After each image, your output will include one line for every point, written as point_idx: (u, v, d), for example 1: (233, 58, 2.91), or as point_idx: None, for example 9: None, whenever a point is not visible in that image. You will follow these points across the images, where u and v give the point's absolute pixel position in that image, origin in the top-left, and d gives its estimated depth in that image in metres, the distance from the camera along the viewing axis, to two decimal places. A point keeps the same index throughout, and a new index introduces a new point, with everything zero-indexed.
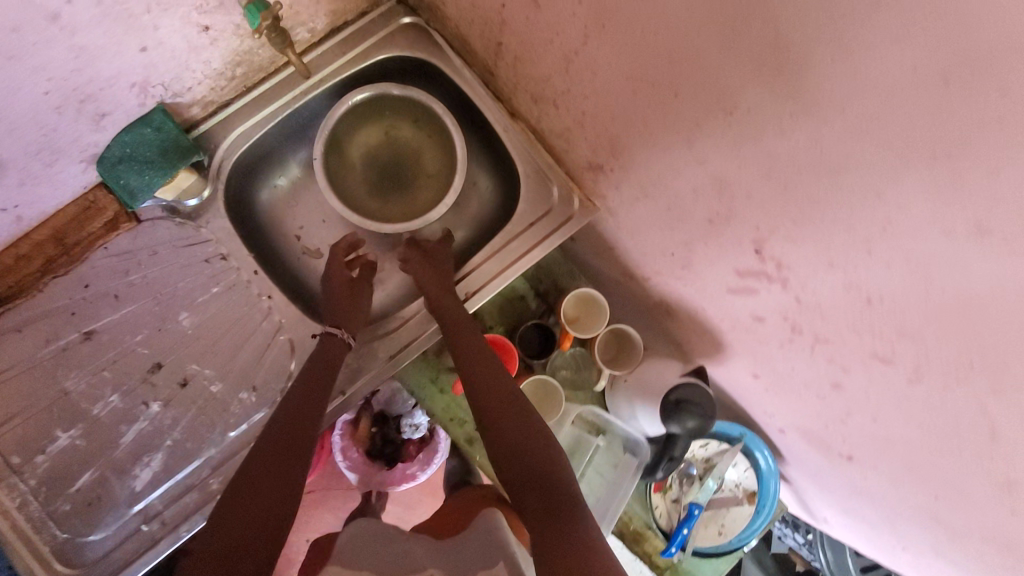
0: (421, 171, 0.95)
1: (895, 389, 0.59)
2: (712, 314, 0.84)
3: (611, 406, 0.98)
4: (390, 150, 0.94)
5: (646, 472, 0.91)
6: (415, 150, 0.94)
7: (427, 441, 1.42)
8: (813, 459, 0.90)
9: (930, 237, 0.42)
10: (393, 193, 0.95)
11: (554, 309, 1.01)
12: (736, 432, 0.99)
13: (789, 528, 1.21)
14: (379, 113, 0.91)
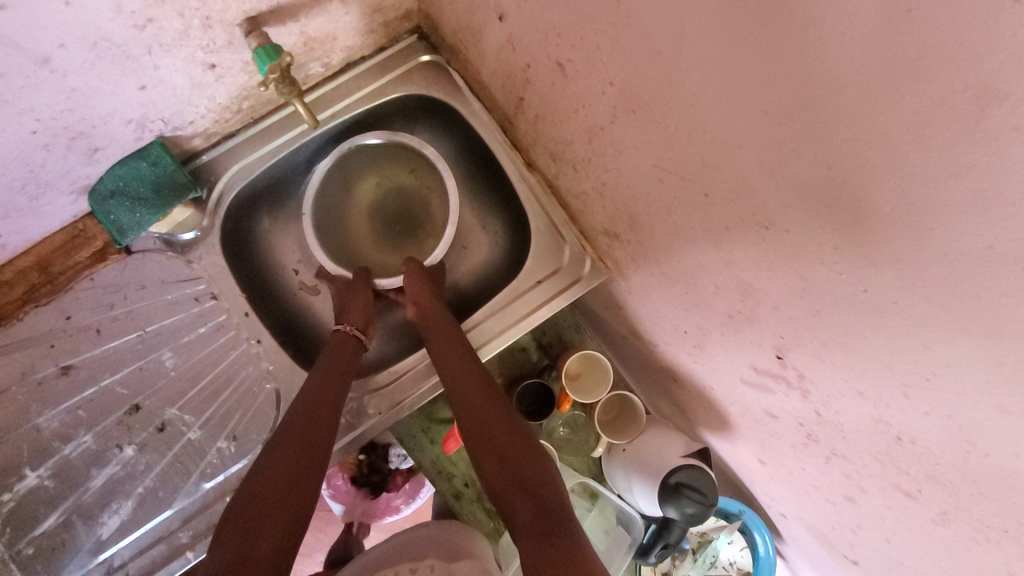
0: (430, 216, 0.91)
1: (917, 523, 0.54)
2: (721, 396, 0.79)
3: (606, 473, 0.94)
4: (393, 197, 0.90)
5: (638, 552, 0.89)
6: (423, 194, 0.90)
7: (414, 472, 1.38)
8: (815, 552, 0.85)
9: (979, 407, 0.37)
10: (398, 242, 0.90)
11: (555, 365, 0.96)
12: (735, 509, 0.94)
13: None
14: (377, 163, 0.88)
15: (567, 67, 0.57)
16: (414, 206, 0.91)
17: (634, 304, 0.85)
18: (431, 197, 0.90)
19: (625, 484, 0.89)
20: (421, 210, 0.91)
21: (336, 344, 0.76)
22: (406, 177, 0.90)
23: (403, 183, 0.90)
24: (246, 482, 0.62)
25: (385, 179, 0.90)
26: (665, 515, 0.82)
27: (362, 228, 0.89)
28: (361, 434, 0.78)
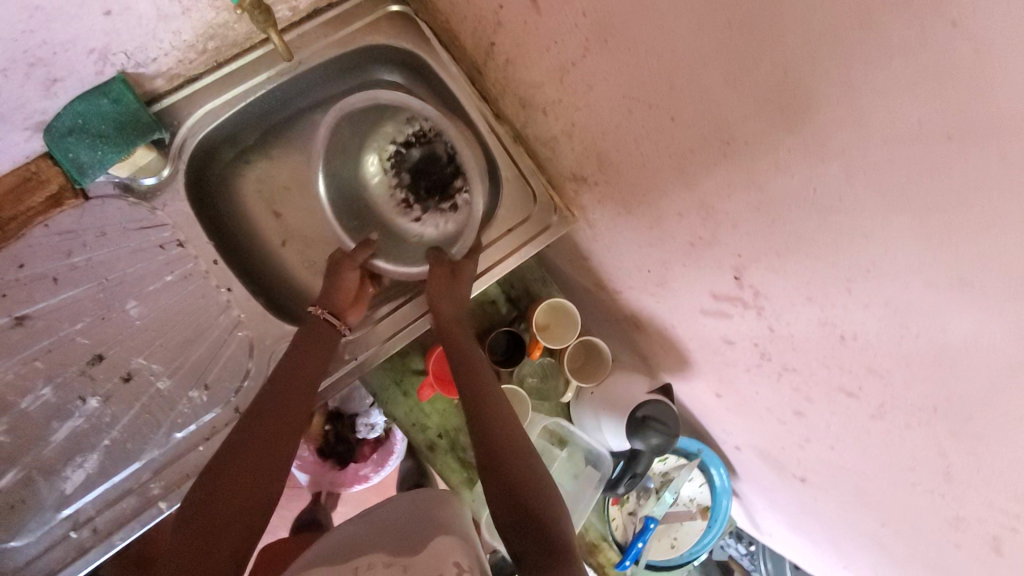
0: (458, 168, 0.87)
1: (858, 421, 0.61)
2: (681, 333, 0.83)
3: (576, 417, 0.97)
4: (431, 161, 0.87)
5: (607, 486, 0.91)
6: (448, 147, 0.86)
7: (382, 441, 1.35)
8: (767, 477, 0.92)
9: (910, 287, 0.43)
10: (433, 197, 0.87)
11: (524, 316, 0.98)
12: (694, 447, 0.98)
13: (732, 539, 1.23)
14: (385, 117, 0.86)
15: (541, 4, 0.60)
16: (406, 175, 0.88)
17: (598, 252, 0.88)
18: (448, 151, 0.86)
19: (594, 426, 0.93)
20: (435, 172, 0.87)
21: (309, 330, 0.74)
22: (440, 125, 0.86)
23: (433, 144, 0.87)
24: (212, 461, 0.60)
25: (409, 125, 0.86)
26: (631, 447, 0.86)
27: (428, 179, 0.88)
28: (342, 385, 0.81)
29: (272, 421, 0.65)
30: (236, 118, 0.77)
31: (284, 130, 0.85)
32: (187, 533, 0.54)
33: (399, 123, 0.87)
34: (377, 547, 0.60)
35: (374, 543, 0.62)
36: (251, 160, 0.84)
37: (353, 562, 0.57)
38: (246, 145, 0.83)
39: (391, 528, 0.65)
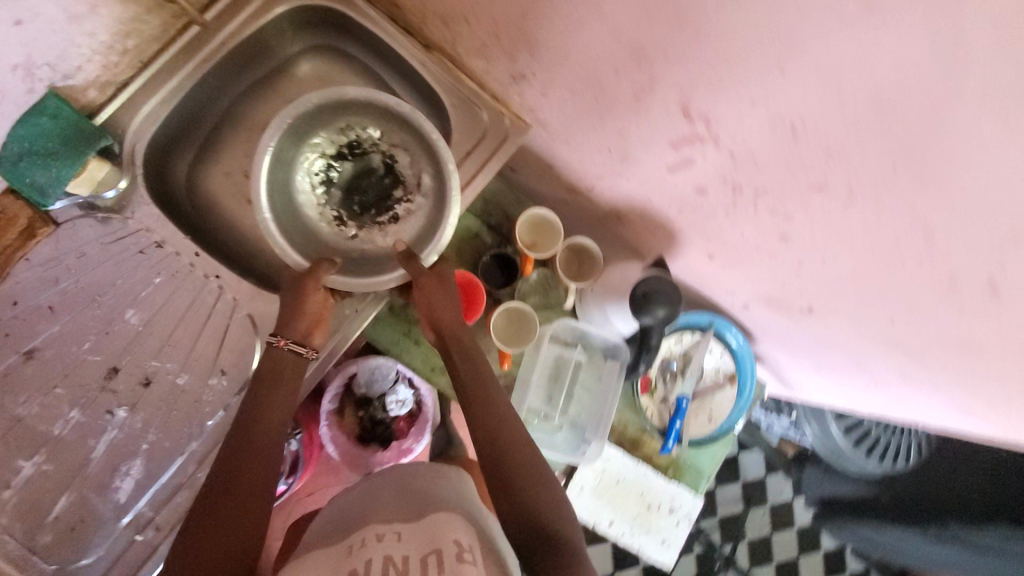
0: (390, 177, 0.91)
1: (835, 216, 0.62)
2: (659, 203, 0.85)
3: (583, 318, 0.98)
4: (362, 173, 0.91)
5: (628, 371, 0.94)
6: (377, 158, 0.90)
7: (416, 415, 1.35)
8: (780, 325, 0.94)
9: (828, 30, 0.46)
10: (364, 208, 0.91)
11: (510, 238, 0.99)
12: (705, 320, 1.02)
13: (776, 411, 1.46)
14: (325, 122, 0.87)
15: None
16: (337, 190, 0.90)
17: (560, 152, 0.89)
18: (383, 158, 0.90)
19: (601, 319, 0.94)
20: (371, 182, 0.91)
21: (273, 365, 0.71)
22: (372, 128, 0.89)
23: (366, 153, 0.90)
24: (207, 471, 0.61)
25: (349, 131, 0.89)
26: (640, 325, 0.87)
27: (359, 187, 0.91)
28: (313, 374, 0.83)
29: (254, 441, 0.64)
30: (176, 117, 0.79)
31: (230, 120, 0.87)
32: (190, 550, 0.54)
33: (331, 134, 0.89)
34: (378, 517, 0.61)
35: (372, 514, 0.62)
36: (204, 157, 0.85)
37: (350, 539, 0.57)
38: (192, 146, 0.84)
39: (387, 500, 0.65)
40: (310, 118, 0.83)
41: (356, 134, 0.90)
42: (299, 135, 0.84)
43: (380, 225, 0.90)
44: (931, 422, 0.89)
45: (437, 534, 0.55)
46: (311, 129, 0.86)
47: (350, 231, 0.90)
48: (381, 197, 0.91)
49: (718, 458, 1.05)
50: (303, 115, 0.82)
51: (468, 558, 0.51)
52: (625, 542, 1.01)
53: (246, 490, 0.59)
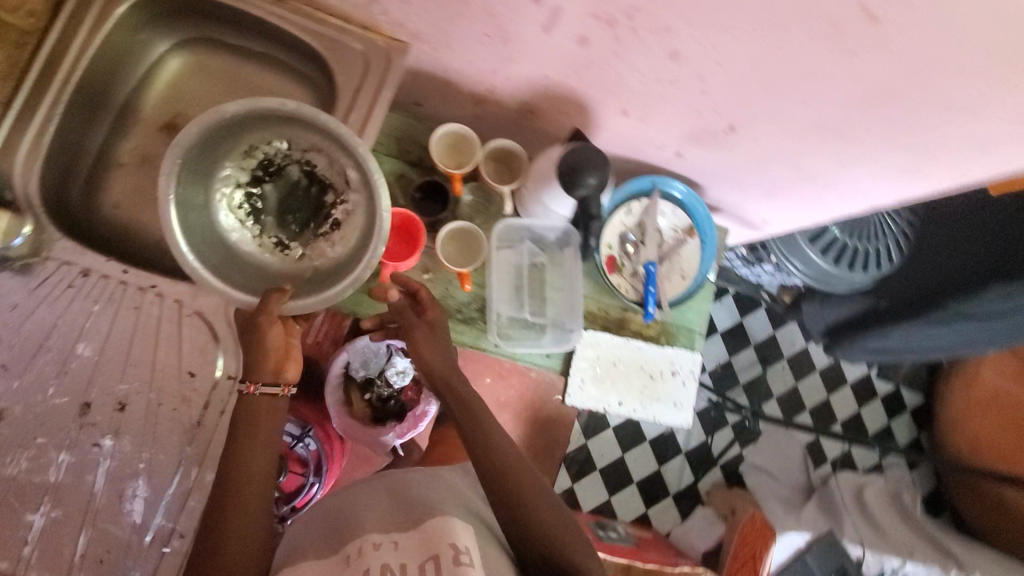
0: (314, 184, 0.90)
1: (706, 7, 0.61)
2: (555, 76, 0.84)
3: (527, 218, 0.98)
4: (286, 190, 0.91)
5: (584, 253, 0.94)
6: (293, 169, 0.90)
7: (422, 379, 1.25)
8: (715, 159, 0.94)
9: None
10: (300, 223, 0.91)
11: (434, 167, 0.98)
12: (647, 184, 1.02)
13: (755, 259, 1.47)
14: (228, 151, 0.87)
15: None
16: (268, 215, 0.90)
17: (447, 62, 0.88)
18: (299, 168, 0.90)
19: (543, 210, 0.93)
20: (297, 196, 0.91)
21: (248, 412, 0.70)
22: (276, 142, 0.89)
23: (282, 169, 0.90)
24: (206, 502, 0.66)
25: (256, 152, 0.89)
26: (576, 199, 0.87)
27: (288, 205, 0.91)
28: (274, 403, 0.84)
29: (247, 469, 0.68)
30: (64, 142, 0.81)
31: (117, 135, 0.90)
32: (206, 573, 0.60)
33: (240, 163, 0.89)
34: (377, 527, 0.67)
35: (365, 522, 0.70)
36: (105, 176, 0.89)
37: (348, 549, 0.64)
38: (84, 171, 0.87)
39: (381, 512, 0.72)
40: (210, 150, 0.84)
41: (264, 154, 0.89)
42: (206, 171, 0.84)
43: (322, 235, 0.90)
44: (884, 199, 0.90)
45: (434, 541, 0.62)
46: (219, 162, 0.86)
47: (296, 252, 0.90)
48: (313, 208, 0.90)
49: (703, 310, 1.06)
50: (202, 149, 0.82)
51: (466, 560, 0.59)
52: (641, 415, 1.02)
53: (246, 530, 0.64)
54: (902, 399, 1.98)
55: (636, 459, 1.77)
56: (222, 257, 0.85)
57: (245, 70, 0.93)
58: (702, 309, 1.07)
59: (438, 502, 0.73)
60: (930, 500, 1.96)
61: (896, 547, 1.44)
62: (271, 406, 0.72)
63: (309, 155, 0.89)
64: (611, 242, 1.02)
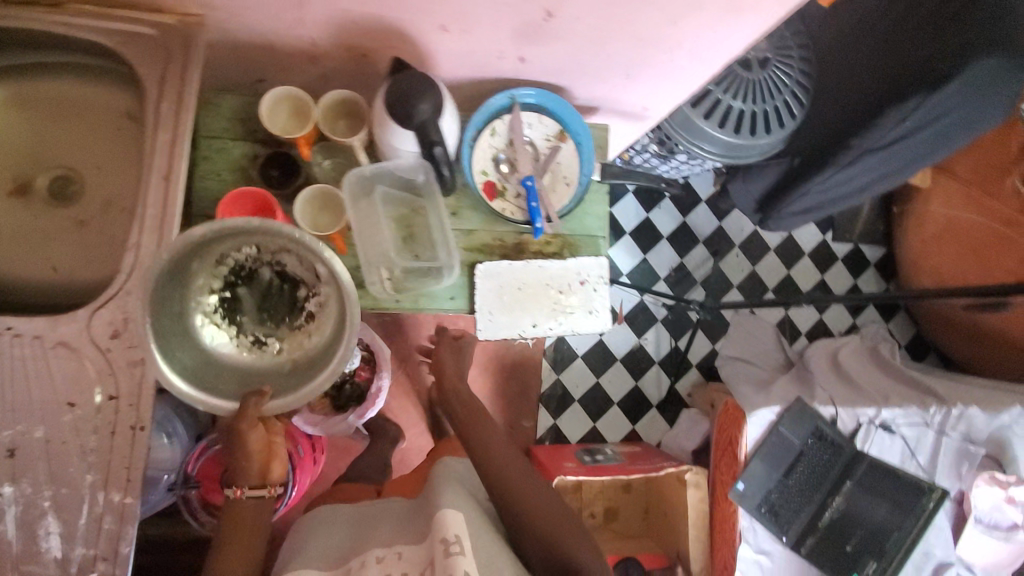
0: (289, 279, 0.84)
1: None
2: (358, 9, 0.79)
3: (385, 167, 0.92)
4: (258, 288, 0.84)
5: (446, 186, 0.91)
6: (265, 267, 0.83)
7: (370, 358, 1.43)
8: (559, 54, 0.90)
9: None
10: (280, 317, 0.85)
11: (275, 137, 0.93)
12: (507, 99, 0.98)
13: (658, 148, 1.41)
14: (192, 264, 0.78)
15: None
16: (245, 316, 0.83)
17: (251, 24, 0.83)
18: (274, 266, 0.83)
19: (392, 151, 0.89)
20: (275, 298, 0.84)
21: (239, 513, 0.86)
22: (246, 246, 0.81)
23: (252, 269, 0.83)
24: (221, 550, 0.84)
25: (225, 258, 0.81)
26: (415, 131, 0.83)
27: (263, 303, 0.84)
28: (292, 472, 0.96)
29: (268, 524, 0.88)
30: None
31: None
32: None
33: (208, 270, 0.80)
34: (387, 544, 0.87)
35: (390, 537, 0.89)
36: None
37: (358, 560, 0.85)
38: None
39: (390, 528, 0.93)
40: (174, 268, 0.74)
41: (236, 259, 0.81)
42: (173, 290, 0.75)
43: (301, 329, 0.84)
44: (734, 50, 0.86)
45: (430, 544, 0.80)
46: (185, 278, 0.78)
47: (277, 348, 0.84)
48: (290, 303, 0.85)
49: (598, 215, 1.05)
50: (167, 272, 0.73)
51: (456, 550, 0.75)
52: (558, 331, 1.01)
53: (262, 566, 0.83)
54: (865, 254, 1.96)
55: (612, 380, 1.78)
56: (199, 369, 0.78)
57: (49, 89, 0.89)
58: (597, 214, 1.05)
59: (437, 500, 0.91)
60: (913, 345, 1.97)
61: (870, 398, 1.44)
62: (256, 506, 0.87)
63: (281, 253, 0.82)
64: (484, 167, 0.99)
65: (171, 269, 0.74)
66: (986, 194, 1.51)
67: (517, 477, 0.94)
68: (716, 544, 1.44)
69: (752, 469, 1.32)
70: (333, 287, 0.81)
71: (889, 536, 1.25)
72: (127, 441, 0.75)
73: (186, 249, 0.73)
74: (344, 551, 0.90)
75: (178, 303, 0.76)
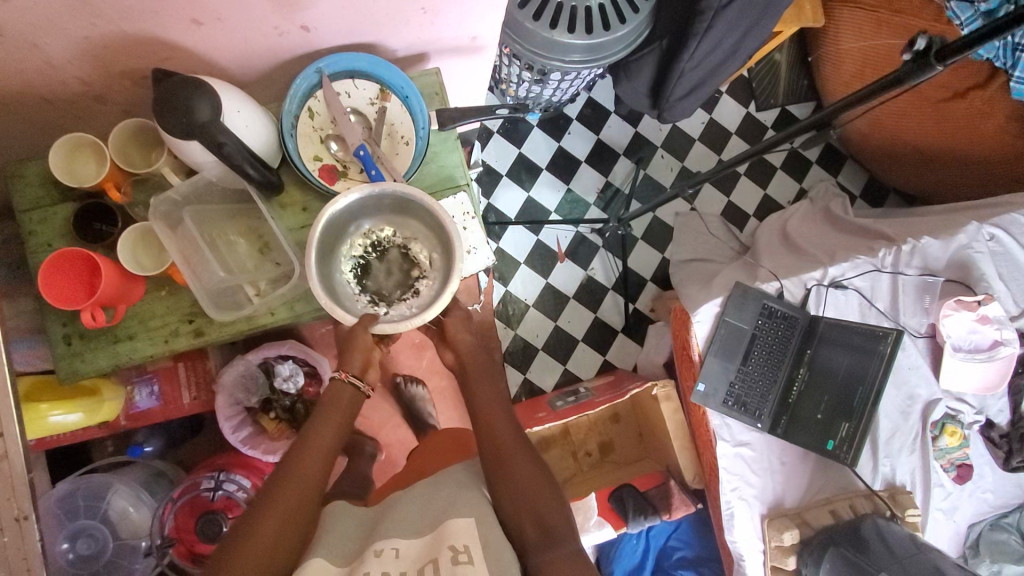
0: (412, 259, 0.96)
1: None
2: (94, 29, 0.73)
3: (200, 183, 0.87)
4: (385, 262, 0.96)
5: (265, 186, 0.85)
6: (400, 247, 0.96)
7: (314, 372, 1.40)
8: (336, 9, 0.82)
9: None
10: (397, 286, 0.96)
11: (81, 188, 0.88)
12: (314, 73, 0.91)
13: (525, 71, 1.34)
14: (346, 227, 0.92)
15: None
16: (373, 280, 0.96)
17: (1, 79, 0.78)
18: (408, 246, 0.96)
19: (198, 166, 0.84)
20: (394, 273, 0.96)
21: (333, 395, 0.92)
22: (387, 228, 0.96)
23: (388, 245, 0.96)
24: (236, 533, 0.75)
25: (368, 233, 0.95)
26: (193, 140, 0.76)
27: (390, 274, 0.96)
28: (346, 419, 0.91)
29: (289, 490, 0.79)
30: None
31: None
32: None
33: (354, 239, 0.95)
34: (400, 534, 0.73)
35: (396, 525, 0.76)
36: None
37: (373, 546, 0.71)
38: None
39: (407, 511, 0.79)
40: (340, 217, 0.88)
41: (376, 237, 0.96)
42: (331, 228, 0.87)
43: (402, 301, 0.95)
44: None
45: (435, 549, 0.69)
46: (335, 231, 0.89)
47: (382, 311, 0.94)
48: (400, 280, 0.96)
49: (453, 163, 1.00)
50: (334, 217, 0.86)
51: (464, 558, 0.66)
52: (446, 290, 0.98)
53: (268, 544, 0.73)
54: (794, 115, 1.86)
55: (571, 319, 1.75)
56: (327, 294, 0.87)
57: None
58: (451, 163, 1.00)
59: (447, 500, 0.79)
60: (868, 192, 1.87)
61: (817, 260, 1.39)
62: (355, 395, 0.94)
63: (414, 239, 0.96)
64: (315, 152, 0.94)
65: (332, 218, 0.86)
66: (897, 11, 1.41)
67: (523, 460, 0.88)
68: (700, 449, 1.45)
69: (708, 367, 1.31)
70: (441, 278, 0.94)
71: (855, 393, 1.26)
72: (17, 533, 0.74)
73: (353, 204, 0.87)
74: (348, 534, 0.78)
75: (330, 251, 0.90)
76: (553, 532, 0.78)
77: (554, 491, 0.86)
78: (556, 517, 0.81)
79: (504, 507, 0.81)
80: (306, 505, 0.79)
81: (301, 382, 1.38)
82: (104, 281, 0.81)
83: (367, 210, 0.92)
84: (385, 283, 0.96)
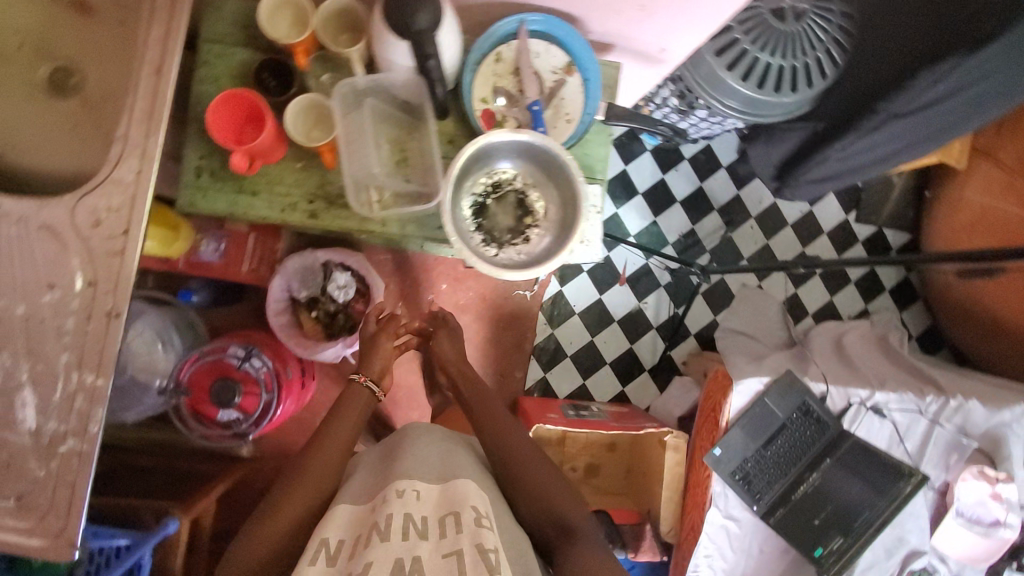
0: (529, 205, 0.98)
1: None
2: None
3: (379, 82, 0.89)
4: (503, 204, 0.97)
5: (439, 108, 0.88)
6: (519, 191, 0.97)
7: (368, 291, 1.40)
8: None
9: None
10: (510, 229, 0.98)
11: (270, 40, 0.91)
12: (516, 24, 0.94)
13: (674, 98, 1.38)
14: (476, 162, 0.93)
15: None
16: (488, 220, 0.97)
17: None
18: (527, 192, 0.97)
19: (388, 66, 0.87)
20: (509, 218, 0.98)
21: (354, 393, 1.01)
22: (510, 172, 0.97)
23: (508, 188, 0.97)
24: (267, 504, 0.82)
25: (492, 174, 0.97)
26: (406, 42, 0.79)
27: (505, 217, 0.98)
28: (360, 414, 0.98)
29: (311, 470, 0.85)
30: None
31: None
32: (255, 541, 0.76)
33: (477, 176, 0.97)
34: (419, 481, 0.77)
35: (414, 470, 0.79)
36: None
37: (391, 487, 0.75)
38: None
39: (425, 460, 0.83)
40: (477, 150, 0.89)
41: (498, 178, 0.97)
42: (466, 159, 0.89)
43: (512, 245, 0.97)
44: None
45: (456, 502, 0.72)
46: (468, 163, 0.91)
47: (493, 252, 0.96)
48: (513, 224, 0.98)
49: (598, 156, 1.03)
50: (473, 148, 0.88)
51: (485, 522, 0.69)
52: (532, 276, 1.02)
53: (296, 519, 0.79)
54: (887, 239, 1.87)
55: (608, 340, 1.78)
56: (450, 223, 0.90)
57: None
58: (595, 155, 1.02)
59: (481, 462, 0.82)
60: (925, 337, 1.90)
61: (867, 380, 1.41)
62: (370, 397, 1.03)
63: (534, 187, 0.97)
64: (485, 95, 0.96)
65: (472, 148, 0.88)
66: None
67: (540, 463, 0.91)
68: (686, 511, 1.47)
69: (731, 436, 1.32)
70: (556, 229, 0.96)
71: (857, 516, 1.30)
72: (102, 325, 0.77)
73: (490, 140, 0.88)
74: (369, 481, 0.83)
75: (458, 181, 0.92)
76: (576, 533, 0.81)
77: (572, 494, 0.88)
78: (576, 519, 0.84)
79: (524, 514, 0.86)
80: (324, 481, 0.85)
81: (352, 295, 1.38)
82: (264, 134, 0.84)
83: (500, 151, 0.94)
84: (500, 224, 0.98)
